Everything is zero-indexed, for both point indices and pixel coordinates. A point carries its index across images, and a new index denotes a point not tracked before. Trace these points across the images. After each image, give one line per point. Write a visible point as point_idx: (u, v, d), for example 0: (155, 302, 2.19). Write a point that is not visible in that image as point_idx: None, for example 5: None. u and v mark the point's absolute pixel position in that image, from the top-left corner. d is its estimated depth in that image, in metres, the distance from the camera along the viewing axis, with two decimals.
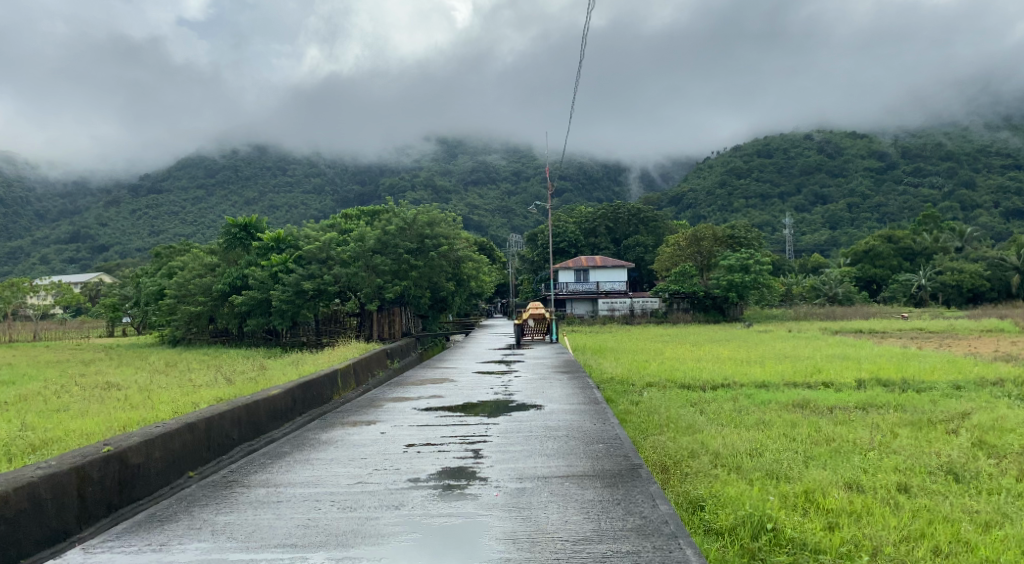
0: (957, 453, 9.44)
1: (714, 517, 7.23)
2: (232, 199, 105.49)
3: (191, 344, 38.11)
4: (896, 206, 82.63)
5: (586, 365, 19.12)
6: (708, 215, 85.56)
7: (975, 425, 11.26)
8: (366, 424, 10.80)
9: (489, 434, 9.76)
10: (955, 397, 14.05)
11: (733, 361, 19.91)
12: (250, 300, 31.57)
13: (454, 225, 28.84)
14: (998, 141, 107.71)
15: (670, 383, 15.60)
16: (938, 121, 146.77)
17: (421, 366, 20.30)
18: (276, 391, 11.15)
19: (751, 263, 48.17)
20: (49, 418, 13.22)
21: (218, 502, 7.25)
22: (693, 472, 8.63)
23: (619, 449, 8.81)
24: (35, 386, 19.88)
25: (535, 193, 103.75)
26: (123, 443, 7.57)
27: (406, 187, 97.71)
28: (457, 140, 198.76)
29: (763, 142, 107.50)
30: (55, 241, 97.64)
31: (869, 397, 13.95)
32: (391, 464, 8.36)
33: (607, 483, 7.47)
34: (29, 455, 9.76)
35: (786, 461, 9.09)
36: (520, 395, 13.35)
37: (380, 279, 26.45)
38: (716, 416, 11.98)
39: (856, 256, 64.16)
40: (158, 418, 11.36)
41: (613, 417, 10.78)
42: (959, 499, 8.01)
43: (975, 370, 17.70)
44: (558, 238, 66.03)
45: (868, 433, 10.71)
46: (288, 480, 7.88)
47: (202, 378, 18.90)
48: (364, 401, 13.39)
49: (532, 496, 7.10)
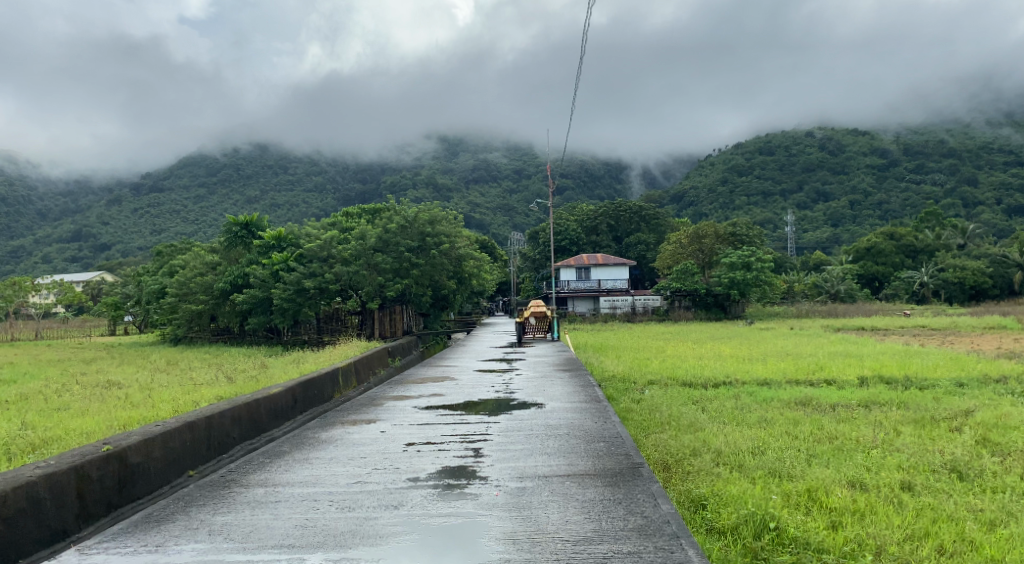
0: (960, 452, 9.39)
1: (715, 516, 7.18)
2: (233, 197, 105.51)
3: (192, 342, 38.10)
4: (898, 203, 82.54)
5: (587, 364, 19.06)
6: (710, 214, 85.45)
7: (979, 423, 11.18)
8: (366, 423, 10.72)
9: (489, 433, 9.69)
10: (958, 395, 13.97)
11: (734, 359, 19.86)
12: (251, 299, 31.54)
13: (455, 223, 28.73)
14: (1000, 137, 107.42)
15: (673, 381, 15.53)
16: (940, 118, 146.42)
17: (422, 364, 20.27)
18: (276, 389, 11.07)
19: (753, 261, 48.17)
20: (48, 417, 13.14)
21: (216, 502, 7.20)
22: (694, 471, 8.55)
23: (620, 447, 8.76)
24: (35, 384, 19.84)
25: (536, 191, 103.70)
26: (123, 442, 7.52)
27: (407, 185, 97.62)
28: (457, 138, 198.65)
29: (765, 140, 107.42)
30: (57, 240, 97.71)
31: (871, 394, 13.88)
32: (390, 463, 8.30)
33: (607, 482, 7.41)
34: (29, 454, 9.72)
35: (788, 460, 9.01)
36: (520, 394, 13.22)
37: (380, 277, 26.39)
38: (717, 414, 11.89)
39: (858, 253, 64.10)
40: (158, 416, 11.31)
41: (614, 416, 10.71)
42: (964, 498, 7.94)
43: (979, 367, 17.57)
44: (560, 236, 65.96)
45: (871, 431, 10.63)
46: (287, 480, 7.83)
47: (204, 377, 18.85)
48: (364, 400, 13.32)
49: (532, 495, 7.04)
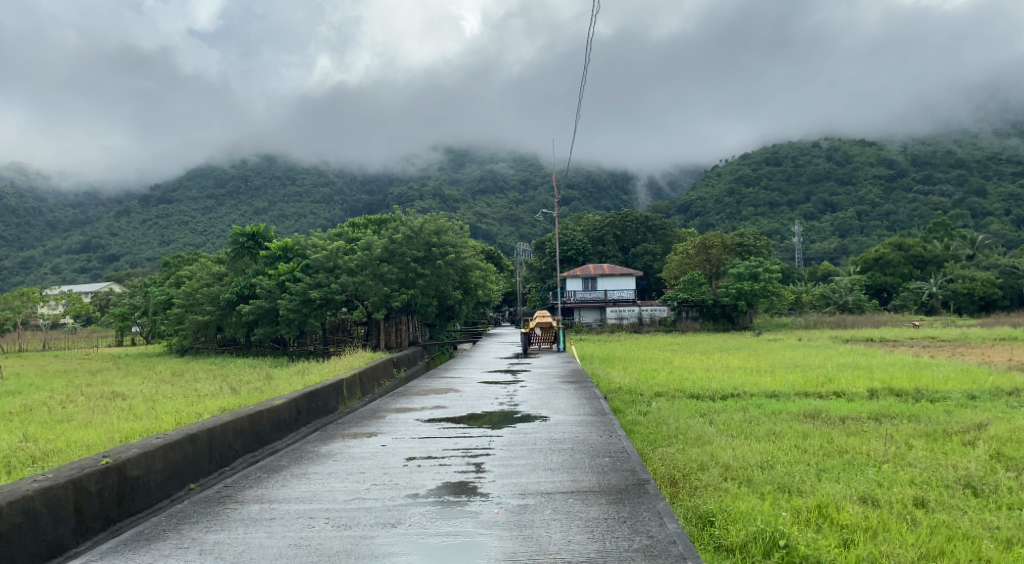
0: (975, 467, 9.16)
1: (724, 533, 6.96)
2: (242, 208, 105.94)
3: (199, 353, 38.15)
4: (906, 213, 82.25)
5: (594, 375, 18.87)
6: (717, 224, 85.09)
7: (993, 436, 10.96)
8: (367, 436, 10.57)
9: (492, 447, 9.52)
10: (971, 408, 13.70)
11: (743, 371, 19.62)
12: (257, 310, 31.42)
13: (462, 233, 28.62)
14: (1009, 148, 106.80)
15: (679, 393, 15.32)
16: (947, 130, 145.74)
17: (428, 376, 20.09)
18: (279, 401, 10.90)
19: (760, 271, 47.85)
20: (51, 428, 13.06)
21: (209, 520, 7.03)
22: (703, 486, 8.36)
23: (626, 463, 8.59)
24: (41, 396, 19.78)
25: (543, 201, 103.72)
26: (123, 455, 7.38)
27: (414, 196, 97.65)
28: (464, 148, 198.97)
29: (772, 150, 107.22)
30: (67, 251, 98.06)
31: (881, 407, 13.64)
32: (390, 478, 8.12)
33: (612, 499, 7.24)
34: (28, 466, 9.56)
35: (798, 474, 8.81)
36: (523, 406, 13.06)
37: (387, 288, 26.23)
38: (725, 426, 11.71)
39: (866, 264, 63.93)
40: (159, 428, 11.15)
41: (620, 430, 10.54)
42: (979, 515, 7.74)
43: (992, 380, 17.26)
44: (566, 246, 65.51)
45: (881, 444, 10.42)
46: (283, 497, 7.64)
47: (208, 388, 18.74)
48: (368, 412, 13.18)
49: (534, 513, 6.87)
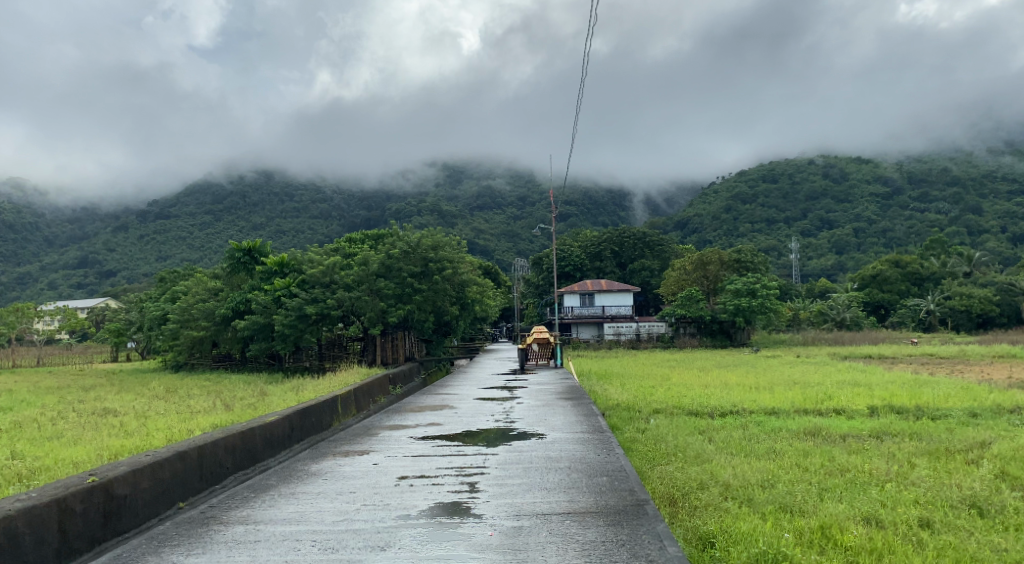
0: (979, 486, 8.96)
1: (724, 554, 6.76)
2: (239, 224, 105.82)
3: (194, 368, 37.76)
4: (902, 231, 82.29)
5: (591, 391, 18.67)
6: (714, 240, 85.07)
7: (995, 455, 10.76)
8: (357, 455, 10.34)
9: (487, 467, 9.29)
10: (972, 426, 13.49)
11: (743, 387, 19.39)
12: (252, 325, 31.00)
13: (459, 248, 28.41)
14: (1004, 165, 107.00)
15: (678, 410, 15.13)
16: (941, 147, 146.31)
17: (424, 392, 19.76)
18: (273, 418, 10.72)
19: (758, 288, 47.45)
20: (39, 446, 12.75)
21: (191, 542, 6.80)
22: (702, 506, 8.14)
23: (624, 483, 8.38)
24: (32, 411, 19.58)
25: (540, 217, 103.69)
26: (110, 473, 7.18)
27: (411, 212, 97.55)
28: (460, 164, 198.96)
29: (768, 168, 107.32)
30: (63, 267, 97.75)
31: (880, 424, 13.43)
32: (380, 499, 7.88)
33: (610, 520, 7.04)
34: (12, 485, 9.27)
35: (800, 494, 8.58)
36: (520, 423, 12.80)
37: (383, 303, 25.98)
38: (725, 444, 11.46)
39: (863, 281, 63.75)
40: (149, 445, 10.90)
41: (618, 448, 10.35)
42: (986, 537, 7.52)
43: (992, 397, 17.07)
44: (563, 262, 66.04)
45: (884, 463, 10.23)
46: (269, 518, 7.41)
47: (201, 404, 18.51)
48: (362, 429, 12.90)
49: (530, 536, 6.64)
